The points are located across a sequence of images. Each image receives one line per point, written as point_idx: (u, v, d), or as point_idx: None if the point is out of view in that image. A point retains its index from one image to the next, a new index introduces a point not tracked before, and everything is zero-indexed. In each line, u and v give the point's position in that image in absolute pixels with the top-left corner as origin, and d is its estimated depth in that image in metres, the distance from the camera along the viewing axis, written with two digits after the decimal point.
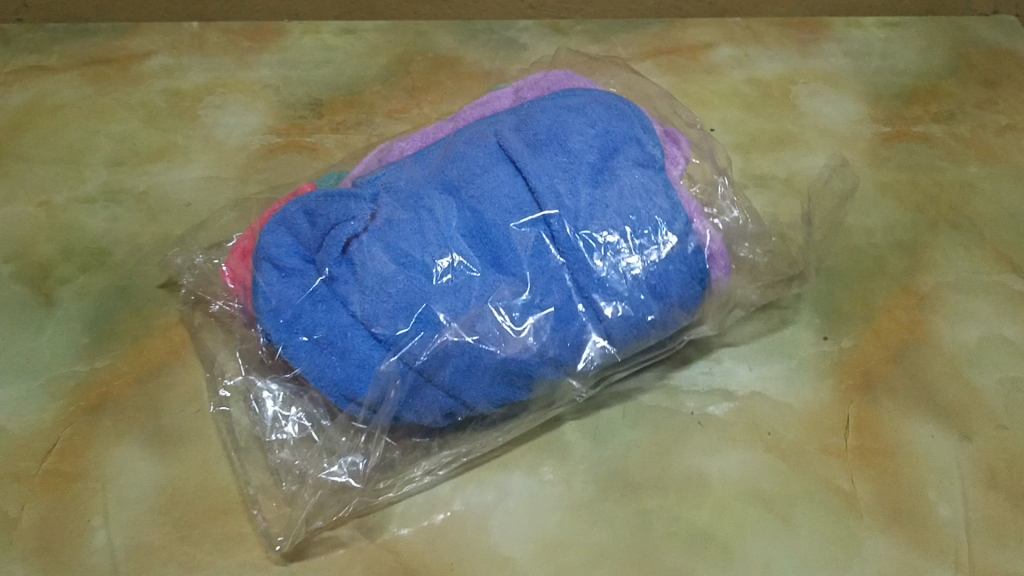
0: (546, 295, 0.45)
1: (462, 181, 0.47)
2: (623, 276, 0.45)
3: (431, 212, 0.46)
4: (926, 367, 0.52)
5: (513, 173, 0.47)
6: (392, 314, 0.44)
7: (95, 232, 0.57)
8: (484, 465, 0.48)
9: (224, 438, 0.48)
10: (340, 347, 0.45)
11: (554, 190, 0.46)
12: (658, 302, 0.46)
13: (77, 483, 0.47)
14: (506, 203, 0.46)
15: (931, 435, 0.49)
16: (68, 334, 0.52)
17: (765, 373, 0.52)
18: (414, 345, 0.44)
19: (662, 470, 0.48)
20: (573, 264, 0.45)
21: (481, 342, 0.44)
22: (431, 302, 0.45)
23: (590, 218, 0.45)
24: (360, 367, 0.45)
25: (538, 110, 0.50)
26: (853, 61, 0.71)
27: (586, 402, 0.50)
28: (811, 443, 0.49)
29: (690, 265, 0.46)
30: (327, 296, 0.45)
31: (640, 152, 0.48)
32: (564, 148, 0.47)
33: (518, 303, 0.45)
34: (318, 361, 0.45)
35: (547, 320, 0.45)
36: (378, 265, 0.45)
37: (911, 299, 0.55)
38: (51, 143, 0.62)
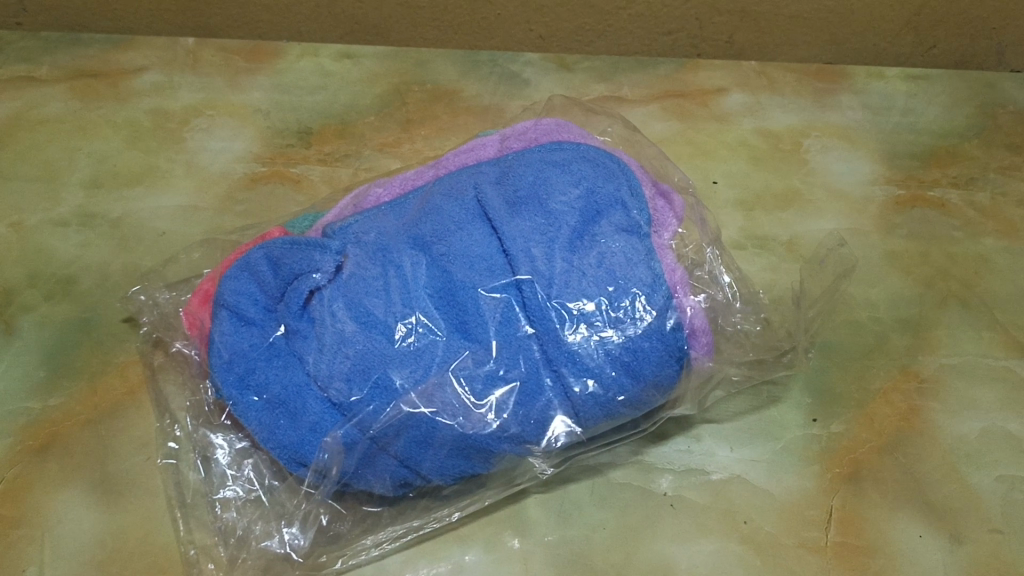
0: (511, 367, 0.42)
1: (433, 237, 0.43)
2: (595, 350, 0.42)
3: (397, 268, 0.43)
4: (920, 460, 0.49)
5: (488, 231, 0.43)
6: (347, 378, 0.41)
7: (64, 258, 0.56)
8: (438, 539, 0.46)
9: (170, 493, 0.46)
10: (290, 408, 0.42)
11: (530, 254, 0.43)
12: (632, 381, 0.43)
13: (14, 529, 0.45)
14: (477, 264, 0.43)
15: (920, 536, 0.46)
16: (24, 366, 0.51)
17: (746, 455, 0.49)
18: (367, 413, 0.41)
19: (627, 557, 0.45)
20: (544, 335, 0.42)
21: (437, 415, 0.42)
22: (390, 367, 0.42)
23: (564, 286, 0.42)
24: (310, 431, 0.42)
25: (522, 163, 0.46)
26: (871, 116, 0.67)
27: (553, 477, 0.48)
28: (788, 536, 0.46)
29: (668, 343, 0.43)
30: (283, 352, 0.43)
31: (624, 217, 0.44)
32: (543, 208, 0.44)
33: (482, 374, 0.42)
34: (267, 422, 0.42)
35: (511, 394, 0.42)
36: (337, 324, 0.42)
37: (911, 382, 0.52)
38: (31, 160, 0.61)
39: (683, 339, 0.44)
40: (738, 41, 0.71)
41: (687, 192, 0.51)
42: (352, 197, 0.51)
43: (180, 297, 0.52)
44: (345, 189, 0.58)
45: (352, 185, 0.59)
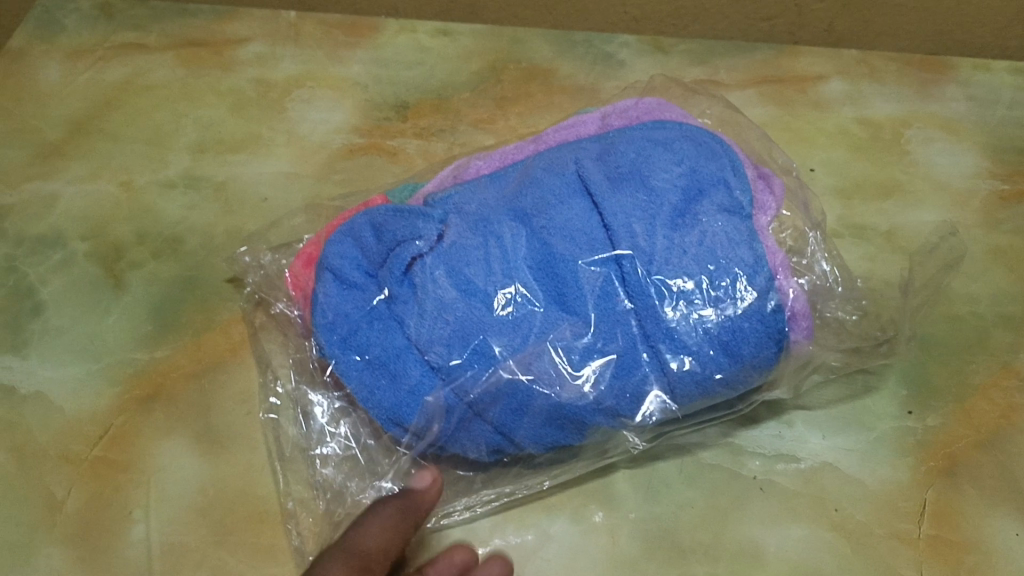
0: (607, 340, 0.42)
1: (535, 211, 0.44)
2: (694, 328, 0.42)
3: (496, 240, 0.44)
4: (1019, 458, 0.47)
5: (589, 207, 0.44)
6: (446, 344, 0.42)
7: (171, 218, 0.58)
8: (526, 507, 0.46)
9: (271, 446, 0.48)
10: (388, 372, 0.43)
11: (630, 231, 0.43)
12: (729, 360, 0.43)
13: (122, 472, 0.47)
14: (578, 238, 0.43)
15: (1017, 534, 0.45)
16: (131, 319, 0.53)
17: (839, 444, 0.48)
18: (467, 378, 0.42)
19: (715, 538, 0.45)
20: (642, 310, 0.42)
21: (534, 383, 0.43)
22: (489, 334, 0.42)
23: (663, 264, 0.42)
24: (410, 393, 0.43)
25: (624, 141, 0.46)
26: (976, 108, 0.65)
27: (642, 453, 0.48)
28: (879, 527, 0.45)
29: (766, 324, 0.43)
30: (384, 315, 0.44)
31: (726, 197, 0.44)
32: (644, 184, 0.44)
33: (578, 345, 0.42)
34: (368, 381, 0.43)
35: (608, 367, 0.43)
36: (439, 290, 0.43)
37: (1012, 380, 0.50)
38: (140, 124, 0.64)
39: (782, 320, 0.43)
40: (838, 30, 0.71)
41: (790, 174, 0.51)
42: (450, 167, 0.52)
43: (282, 259, 0.53)
44: (441, 163, 0.59)
45: (448, 159, 0.60)
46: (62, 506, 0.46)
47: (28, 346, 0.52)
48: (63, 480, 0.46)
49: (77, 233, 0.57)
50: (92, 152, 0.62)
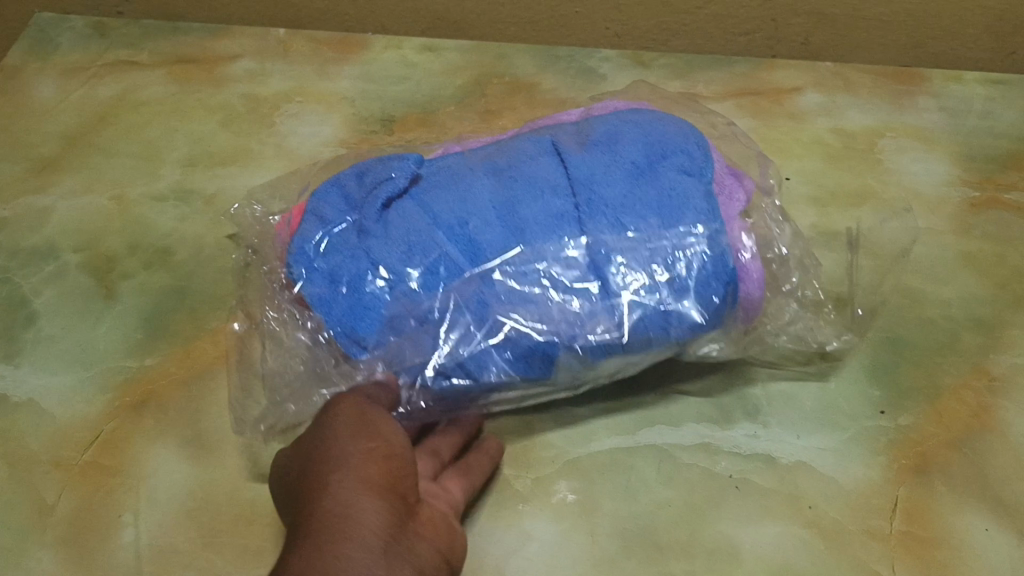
0: (558, 276, 0.46)
1: (507, 166, 0.48)
2: (641, 263, 0.45)
3: (468, 183, 0.47)
4: (988, 457, 0.49)
5: (556, 162, 0.47)
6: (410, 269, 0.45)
7: (162, 229, 0.59)
8: (507, 507, 0.47)
9: (238, 355, 0.52)
10: (352, 295, 0.45)
11: (590, 179, 0.46)
12: (673, 295, 0.45)
13: (112, 477, 0.48)
14: (541, 184, 0.46)
15: (986, 530, 0.46)
16: (123, 328, 0.54)
17: (813, 443, 0.49)
18: (422, 293, 0.45)
19: (692, 535, 0.46)
20: (592, 243, 0.45)
21: (486, 306, 0.45)
22: (448, 257, 0.45)
23: (618, 210, 0.46)
24: (365, 306, 0.45)
25: (597, 121, 0.51)
26: (948, 119, 0.67)
27: (620, 453, 0.49)
28: (852, 523, 0.46)
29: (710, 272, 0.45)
30: (353, 242, 0.46)
31: (687, 161, 0.47)
32: (610, 147, 0.48)
33: (530, 274, 0.46)
34: (328, 295, 0.46)
35: (554, 291, 0.46)
36: (408, 222, 0.46)
37: (982, 381, 0.52)
38: (133, 139, 0.65)
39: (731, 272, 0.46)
40: (814, 43, 0.72)
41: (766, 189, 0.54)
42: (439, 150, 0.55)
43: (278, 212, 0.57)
44: None
45: None
46: (53, 510, 0.47)
47: (21, 354, 0.53)
48: (54, 485, 0.47)
49: (69, 245, 0.58)
50: (85, 167, 0.63)
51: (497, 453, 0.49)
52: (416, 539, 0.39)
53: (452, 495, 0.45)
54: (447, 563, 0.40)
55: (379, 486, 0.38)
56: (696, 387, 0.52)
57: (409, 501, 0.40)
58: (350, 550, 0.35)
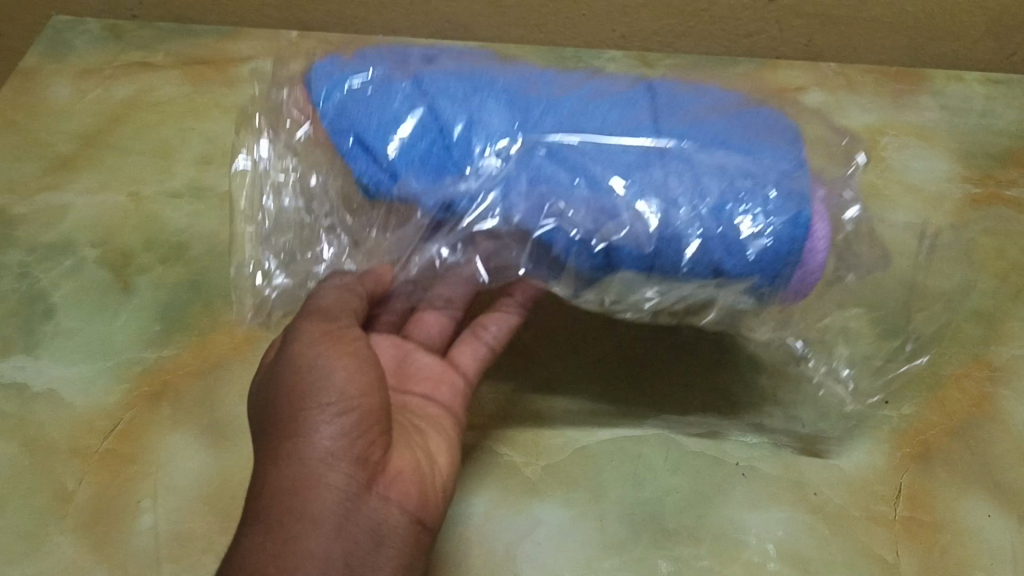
0: (611, 159, 0.43)
1: (599, 90, 0.47)
2: (709, 173, 0.42)
3: (552, 91, 0.46)
4: (989, 444, 0.50)
5: (648, 99, 0.46)
6: (455, 127, 0.43)
7: (177, 225, 0.60)
8: (518, 493, 0.48)
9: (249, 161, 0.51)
10: (387, 117, 0.44)
11: (683, 108, 0.46)
12: (729, 220, 0.41)
13: (131, 464, 0.49)
14: (622, 105, 0.45)
15: (988, 515, 0.47)
16: (140, 320, 0.55)
17: (818, 431, 0.50)
18: (466, 154, 0.43)
19: (699, 520, 0.47)
20: (661, 151, 0.43)
21: (522, 175, 0.43)
22: (492, 124, 0.44)
23: (704, 132, 0.44)
24: (386, 132, 0.44)
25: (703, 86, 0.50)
26: (947, 117, 0.68)
27: (629, 442, 0.50)
28: (856, 508, 0.47)
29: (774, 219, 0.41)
30: (399, 98, 0.45)
31: (789, 129, 0.46)
32: (707, 97, 0.47)
33: (575, 157, 0.43)
34: (360, 135, 0.44)
35: (595, 187, 0.42)
36: (454, 93, 0.45)
37: (983, 370, 0.53)
38: (148, 138, 0.66)
39: (799, 232, 0.42)
40: (817, 45, 0.73)
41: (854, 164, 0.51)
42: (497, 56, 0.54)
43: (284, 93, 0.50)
44: None
45: None
46: (73, 496, 0.48)
47: (40, 346, 0.54)
48: (74, 472, 0.48)
49: (87, 241, 0.60)
50: (101, 165, 0.64)
51: (508, 443, 0.50)
52: (378, 501, 0.38)
53: (444, 434, 0.45)
54: (420, 520, 0.40)
55: (338, 448, 0.38)
56: (702, 378, 0.52)
57: (376, 458, 0.39)
58: (303, 530, 0.36)
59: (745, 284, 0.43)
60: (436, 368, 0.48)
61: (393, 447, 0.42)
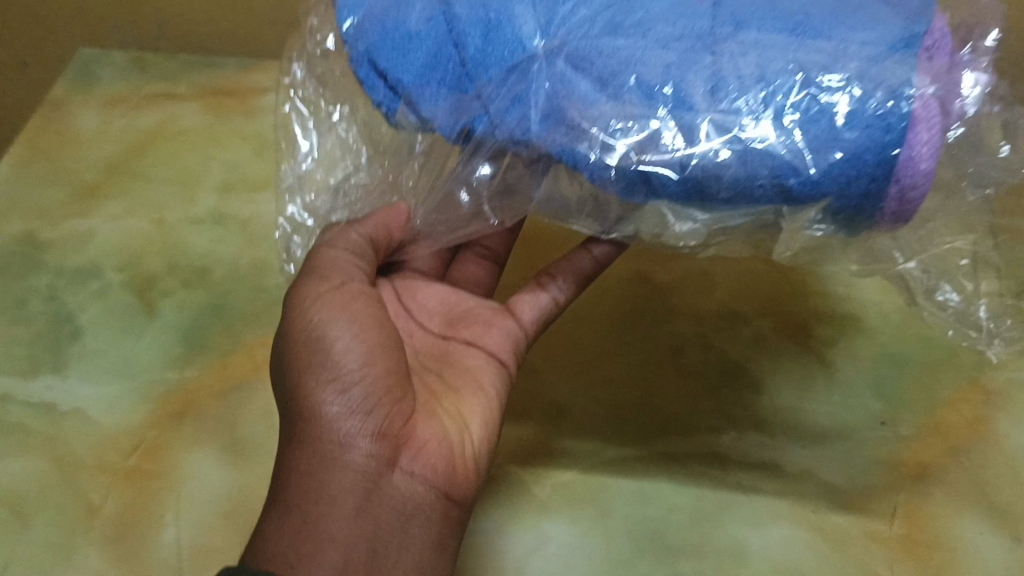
0: (656, 42, 0.32)
1: None
2: (781, 56, 0.31)
3: None
4: (984, 466, 0.51)
5: None
6: (469, 14, 0.34)
7: (200, 251, 0.63)
8: (527, 510, 0.50)
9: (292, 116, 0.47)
10: (401, 38, 0.35)
11: None
12: (817, 116, 0.31)
13: (154, 480, 0.51)
14: None
15: (982, 534, 0.49)
16: (163, 342, 0.57)
17: (817, 451, 0.52)
18: (480, 43, 0.33)
19: (702, 537, 0.49)
20: (726, 34, 0.32)
21: (556, 74, 0.33)
22: (519, 10, 0.34)
23: (770, 9, 0.33)
24: (398, 33, 0.35)
25: None
26: None
27: (636, 462, 0.52)
28: (854, 527, 0.49)
29: (868, 103, 0.31)
30: None
31: None
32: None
33: (612, 46, 0.33)
34: (366, 27, 0.36)
35: (634, 82, 0.32)
36: None
37: (978, 394, 0.54)
38: (171, 166, 0.69)
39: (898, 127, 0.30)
40: None
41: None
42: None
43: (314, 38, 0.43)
44: None
45: None
46: (99, 510, 0.50)
47: (68, 365, 0.56)
48: (100, 488, 0.50)
49: (113, 265, 0.62)
50: (127, 192, 0.67)
51: (517, 462, 0.52)
52: (404, 478, 0.38)
53: (483, 394, 0.43)
54: (448, 496, 0.39)
55: (352, 425, 0.38)
56: (706, 402, 0.54)
57: (400, 430, 0.39)
58: (324, 514, 0.36)
59: (818, 205, 0.33)
60: (488, 314, 0.46)
61: (417, 416, 0.40)
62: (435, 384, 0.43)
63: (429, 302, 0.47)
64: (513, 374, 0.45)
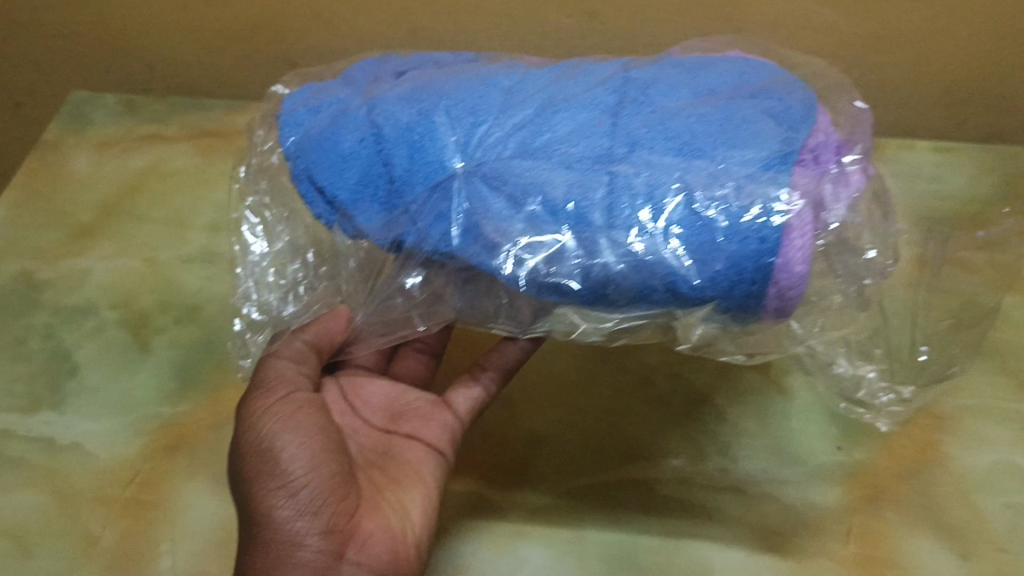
0: (559, 170, 0.38)
1: (556, 96, 0.41)
2: (668, 176, 0.37)
3: (509, 99, 0.41)
4: (933, 487, 0.55)
5: (607, 91, 0.41)
6: (393, 141, 0.41)
7: (191, 289, 0.66)
8: (505, 534, 0.53)
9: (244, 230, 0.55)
10: (337, 160, 0.42)
11: (659, 100, 0.40)
12: (693, 233, 0.37)
13: (150, 511, 0.53)
14: (581, 99, 0.40)
15: (931, 551, 0.52)
16: (157, 377, 0.60)
17: (777, 475, 0.55)
18: (407, 172, 0.40)
19: (669, 558, 0.52)
20: (620, 158, 0.38)
21: (472, 198, 0.40)
22: (441, 142, 0.40)
23: (663, 129, 0.38)
24: (338, 163, 0.42)
25: (684, 58, 0.45)
26: (900, 183, 0.74)
27: (607, 488, 0.55)
28: (812, 546, 0.52)
29: (739, 219, 0.37)
30: (350, 115, 0.43)
31: (782, 107, 0.39)
32: (687, 84, 0.41)
33: (520, 172, 0.39)
34: (312, 157, 0.43)
35: (538, 210, 0.39)
36: (397, 112, 0.42)
37: (929, 419, 0.58)
38: (162, 206, 0.72)
39: (762, 247, 0.36)
40: None
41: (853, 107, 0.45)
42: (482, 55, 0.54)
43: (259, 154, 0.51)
44: None
45: None
46: (98, 541, 0.52)
47: (66, 402, 0.59)
48: (99, 519, 0.53)
49: (107, 303, 0.65)
50: (120, 232, 0.70)
51: (496, 488, 0.55)
52: (352, 567, 0.44)
53: (422, 484, 0.50)
54: None
55: (302, 526, 0.43)
56: (673, 427, 0.58)
57: (347, 524, 0.44)
58: None
59: (710, 305, 0.39)
60: (427, 409, 0.53)
61: (363, 509, 0.46)
62: (378, 477, 0.49)
63: (374, 399, 0.53)
64: (450, 460, 0.52)
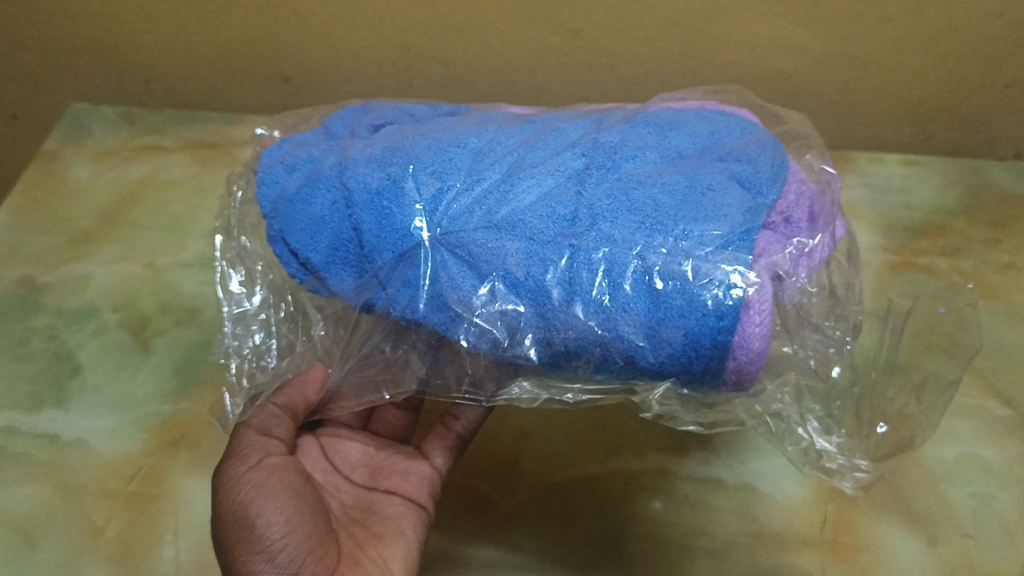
0: (522, 243, 0.41)
1: (522, 162, 0.44)
2: (626, 249, 0.40)
3: (477, 165, 0.45)
4: (903, 477, 0.58)
5: (573, 158, 0.44)
6: (362, 207, 0.44)
7: (190, 292, 0.68)
8: (497, 522, 0.57)
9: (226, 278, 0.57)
10: (309, 224, 0.45)
11: (625, 168, 0.42)
12: (654, 309, 0.40)
13: (154, 504, 0.55)
14: (550, 168, 0.43)
15: (902, 537, 0.55)
16: (158, 377, 0.62)
17: (756, 468, 0.58)
18: (375, 240, 0.43)
19: (654, 545, 0.55)
20: (582, 231, 0.40)
21: (435, 268, 0.43)
22: (407, 209, 0.43)
23: (622, 201, 0.41)
24: (310, 226, 0.45)
25: (658, 113, 0.48)
26: (871, 195, 0.78)
27: (593, 478, 0.58)
28: (789, 534, 0.55)
29: (697, 297, 0.39)
30: (324, 178, 0.46)
31: (746, 172, 0.42)
32: (656, 148, 0.43)
33: (485, 244, 0.42)
34: (285, 219, 0.46)
35: (500, 284, 0.42)
36: (369, 177, 0.45)
37: None
38: (161, 214, 0.74)
39: (719, 323, 0.39)
40: None
41: (820, 170, 0.48)
42: (467, 105, 0.57)
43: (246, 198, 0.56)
44: None
45: None
46: (103, 532, 0.54)
47: (70, 400, 0.60)
48: (103, 512, 0.55)
49: (108, 306, 0.67)
50: (119, 239, 0.72)
51: (487, 481, 0.59)
52: None
53: (404, 537, 0.52)
54: None
55: None
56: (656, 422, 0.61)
57: None
58: None
59: (669, 381, 0.42)
60: (405, 463, 0.56)
61: (344, 564, 0.48)
62: (359, 532, 0.52)
63: (352, 456, 0.57)
64: (431, 511, 0.54)
